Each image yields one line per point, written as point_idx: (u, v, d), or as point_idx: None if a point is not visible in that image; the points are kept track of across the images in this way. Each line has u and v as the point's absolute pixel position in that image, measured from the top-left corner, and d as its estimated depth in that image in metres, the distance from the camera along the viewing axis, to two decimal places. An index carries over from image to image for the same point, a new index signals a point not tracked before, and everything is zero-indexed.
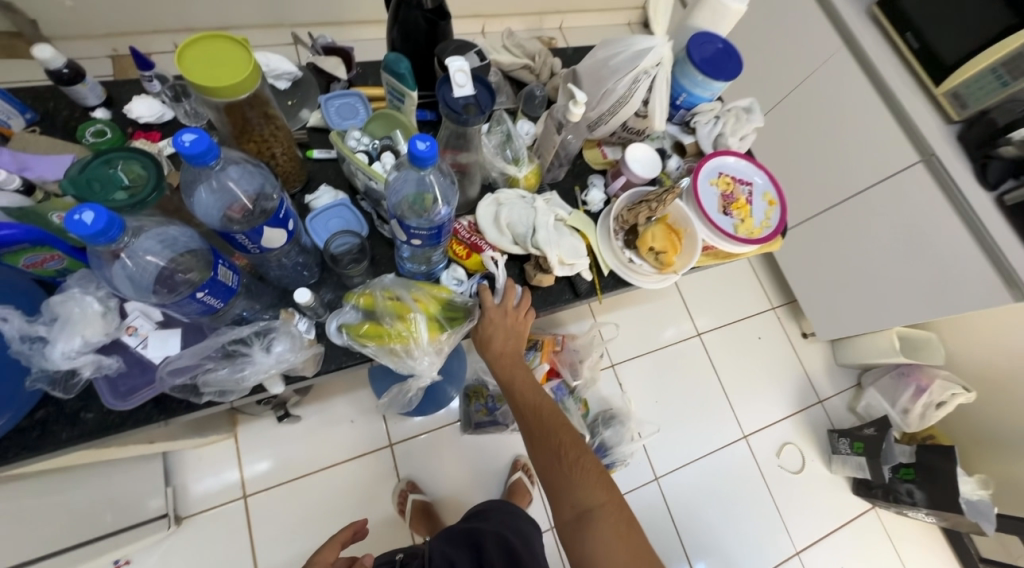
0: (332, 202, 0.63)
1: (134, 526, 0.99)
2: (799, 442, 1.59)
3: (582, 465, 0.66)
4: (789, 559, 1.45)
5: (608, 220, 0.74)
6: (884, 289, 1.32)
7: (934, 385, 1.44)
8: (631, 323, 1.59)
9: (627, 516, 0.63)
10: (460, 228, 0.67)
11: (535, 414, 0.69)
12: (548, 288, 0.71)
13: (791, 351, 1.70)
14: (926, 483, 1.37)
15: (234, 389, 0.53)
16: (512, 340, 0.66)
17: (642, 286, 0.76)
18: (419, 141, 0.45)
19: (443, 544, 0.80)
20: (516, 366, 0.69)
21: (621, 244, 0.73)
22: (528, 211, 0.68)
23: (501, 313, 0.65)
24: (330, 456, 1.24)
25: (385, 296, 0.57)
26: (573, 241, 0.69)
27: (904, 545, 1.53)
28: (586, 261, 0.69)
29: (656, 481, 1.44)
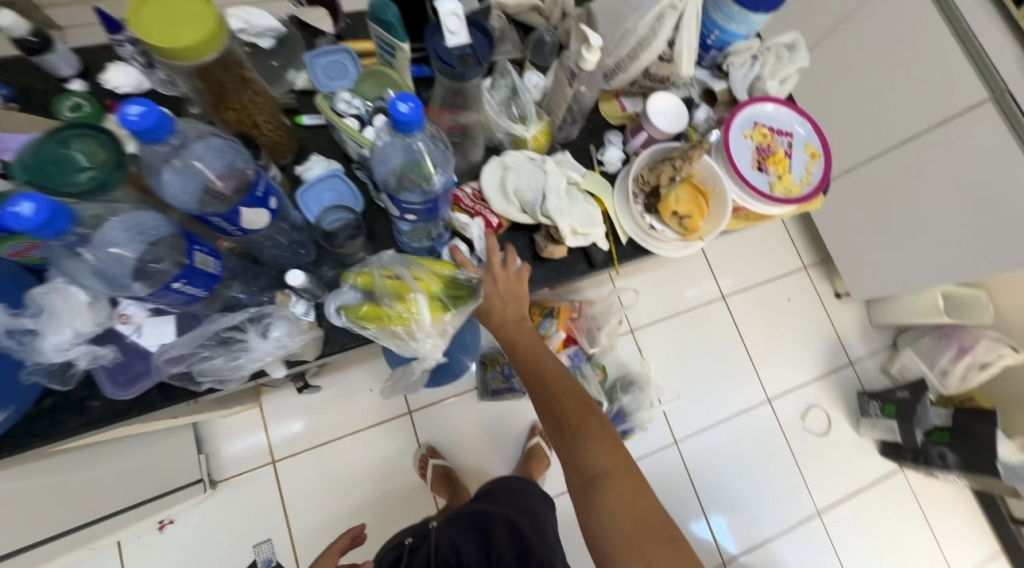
0: (328, 174, 0.59)
1: (172, 491, 1.05)
2: (826, 405, 1.54)
3: (588, 432, 0.63)
4: (811, 520, 1.45)
5: (627, 180, 0.67)
6: (934, 245, 1.21)
7: (979, 346, 1.35)
8: (652, 287, 1.53)
9: (633, 481, 0.61)
10: (462, 196, 0.62)
11: (538, 379, 0.65)
12: (561, 259, 0.66)
13: (822, 312, 1.62)
14: (962, 446, 1.32)
15: (233, 375, 0.53)
16: (511, 303, 0.62)
17: (663, 255, 0.69)
18: (401, 103, 0.40)
19: (450, 528, 0.81)
20: (520, 330, 0.65)
21: (641, 209, 0.67)
22: (537, 175, 0.62)
23: (489, 279, 0.61)
24: (352, 423, 1.27)
25: (384, 275, 0.54)
26: (588, 207, 0.64)
27: (931, 505, 1.51)
28: (601, 228, 0.64)
29: (675, 445, 1.43)
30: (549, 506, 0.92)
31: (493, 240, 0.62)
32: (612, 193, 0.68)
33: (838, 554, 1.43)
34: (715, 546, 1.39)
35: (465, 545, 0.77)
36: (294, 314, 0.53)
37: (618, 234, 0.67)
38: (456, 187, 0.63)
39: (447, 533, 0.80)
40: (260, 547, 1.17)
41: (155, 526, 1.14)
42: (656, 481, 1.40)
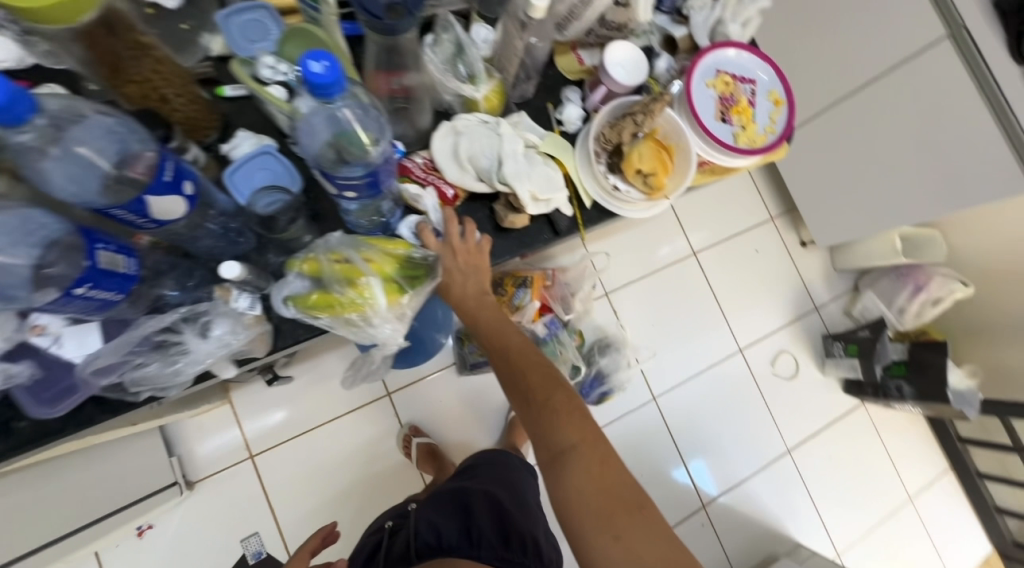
0: (257, 152, 0.53)
1: (145, 497, 1.02)
2: (794, 350, 1.61)
3: (555, 406, 0.62)
4: (782, 458, 1.54)
5: (588, 140, 0.64)
6: (892, 189, 1.24)
7: (933, 283, 1.42)
8: (624, 249, 1.52)
9: (601, 453, 0.61)
10: (413, 167, 0.58)
11: (503, 355, 0.64)
12: (524, 229, 0.63)
13: (789, 261, 1.65)
14: (917, 378, 1.40)
15: (177, 376, 0.52)
16: (472, 278, 0.60)
17: (630, 217, 0.67)
18: (313, 62, 0.39)
19: (429, 509, 0.83)
20: (482, 307, 0.63)
21: (604, 169, 0.64)
22: (491, 139, 0.59)
23: (449, 253, 0.58)
24: (330, 410, 1.25)
25: (331, 260, 0.49)
26: (547, 170, 0.61)
27: (889, 433, 1.62)
28: (563, 193, 0.61)
29: (653, 401, 1.47)
30: (528, 474, 0.96)
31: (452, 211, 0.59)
32: (573, 154, 0.65)
33: (807, 486, 1.54)
34: (695, 491, 1.46)
35: (444, 522, 0.78)
36: (235, 308, 0.51)
37: (583, 197, 0.64)
38: (405, 157, 0.59)
39: (426, 513, 0.81)
40: (248, 541, 1.16)
41: (134, 532, 1.11)
42: (637, 436, 1.45)
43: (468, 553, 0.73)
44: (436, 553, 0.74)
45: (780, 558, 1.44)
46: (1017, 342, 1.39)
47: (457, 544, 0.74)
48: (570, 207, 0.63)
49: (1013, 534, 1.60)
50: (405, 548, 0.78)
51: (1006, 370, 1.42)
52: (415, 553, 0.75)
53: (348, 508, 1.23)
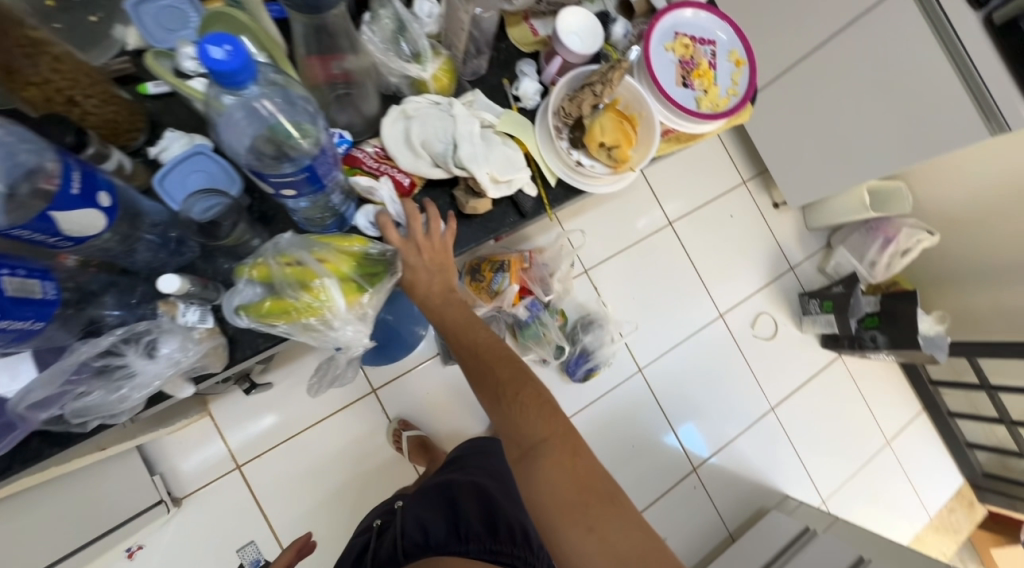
0: (187, 154, 0.55)
1: (129, 519, 0.99)
2: (772, 310, 1.64)
3: (524, 401, 0.63)
4: (766, 415, 1.58)
5: (547, 116, 0.61)
6: (857, 144, 1.25)
7: (901, 235, 1.45)
8: (600, 224, 1.51)
9: (571, 445, 0.62)
10: (363, 157, 0.56)
11: (471, 353, 0.64)
12: (488, 213, 0.61)
13: (763, 224, 1.67)
14: (889, 328, 1.45)
15: (124, 400, 0.54)
16: (436, 275, 0.60)
17: (597, 192, 0.65)
18: (213, 49, 0.38)
19: (417, 507, 0.84)
20: (447, 304, 0.63)
21: (566, 144, 0.62)
22: (444, 122, 0.57)
23: (414, 249, 0.57)
24: (316, 413, 1.23)
25: (282, 263, 0.48)
26: (505, 150, 0.59)
27: (866, 383, 1.68)
28: (524, 172, 0.59)
29: (639, 372, 1.49)
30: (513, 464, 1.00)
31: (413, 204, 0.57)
32: (534, 131, 0.62)
33: (791, 439, 1.59)
34: (685, 456, 1.49)
35: (431, 519, 0.79)
36: (184, 323, 0.53)
37: (546, 175, 0.62)
38: (355, 147, 0.56)
39: (413, 513, 0.82)
40: (245, 550, 1.15)
41: (124, 554, 1.08)
42: (625, 408, 1.47)
43: (455, 547, 0.72)
44: (423, 551, 0.73)
45: (770, 510, 1.49)
46: (981, 285, 1.44)
47: (444, 540, 0.73)
48: (533, 187, 0.61)
49: (982, 465, 1.69)
50: (392, 548, 0.77)
51: (972, 312, 1.48)
52: (401, 553, 0.75)
53: (343, 507, 1.22)
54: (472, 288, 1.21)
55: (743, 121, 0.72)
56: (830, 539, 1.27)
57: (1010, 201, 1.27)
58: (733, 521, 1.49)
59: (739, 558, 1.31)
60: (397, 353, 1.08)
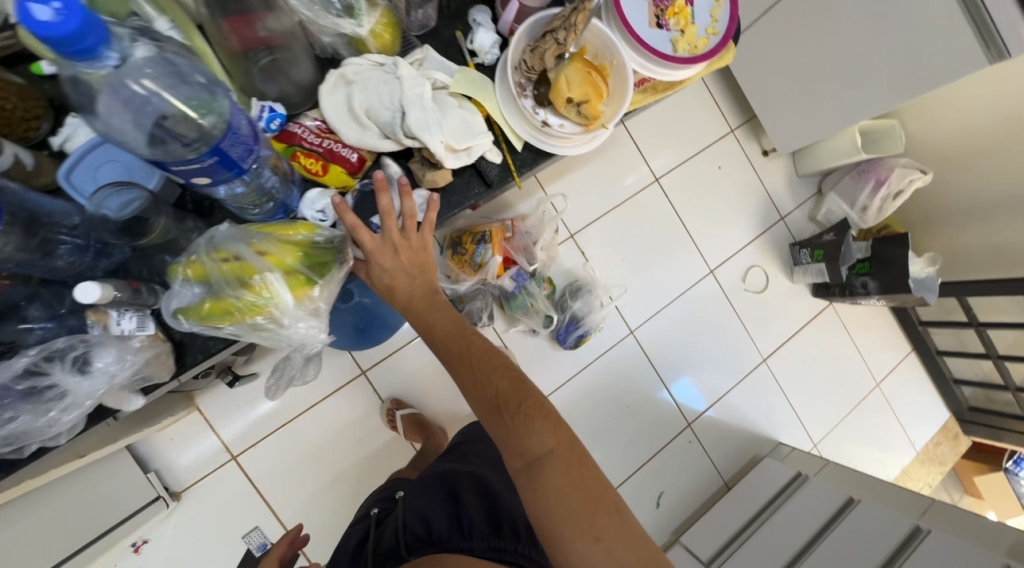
0: (91, 145, 0.58)
1: (126, 518, 0.99)
2: (763, 263, 1.61)
3: (526, 412, 0.61)
4: (758, 367, 1.59)
5: (507, 72, 0.58)
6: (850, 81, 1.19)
7: (893, 176, 1.41)
8: (585, 185, 1.45)
9: (577, 455, 0.60)
10: (303, 134, 0.58)
11: (464, 362, 0.64)
12: (451, 185, 0.61)
13: (752, 173, 1.62)
14: (880, 272, 1.43)
15: (65, 414, 0.55)
16: (416, 280, 0.64)
17: (570, 153, 0.62)
18: (44, 10, 0.38)
19: (417, 498, 0.89)
20: (433, 307, 0.65)
21: (532, 103, 0.59)
22: (389, 90, 0.56)
23: (389, 253, 0.61)
24: (307, 399, 1.21)
25: (218, 259, 0.51)
26: (461, 113, 0.58)
27: (856, 328, 1.69)
28: (484, 137, 0.57)
29: (631, 334, 1.48)
30: None
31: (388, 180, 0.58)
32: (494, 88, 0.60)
33: (782, 388, 1.61)
34: (678, 412, 1.51)
35: (433, 513, 0.84)
36: (119, 332, 0.55)
37: (512, 139, 0.60)
38: (292, 122, 0.58)
39: (414, 505, 0.87)
40: (250, 535, 1.16)
41: (129, 549, 1.09)
42: (618, 370, 1.47)
43: (459, 543, 0.78)
44: (425, 543, 0.80)
45: (763, 457, 1.53)
46: (970, 223, 1.42)
47: (447, 536, 0.80)
48: (498, 151, 0.59)
49: (967, 400, 1.74)
50: (395, 537, 0.83)
51: (962, 252, 1.46)
52: (405, 546, 0.81)
53: (344, 487, 1.23)
54: (455, 262, 1.20)
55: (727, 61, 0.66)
56: (822, 481, 1.31)
57: (1003, 133, 1.22)
58: (728, 471, 1.52)
59: (734, 504, 1.35)
60: (377, 337, 1.05)
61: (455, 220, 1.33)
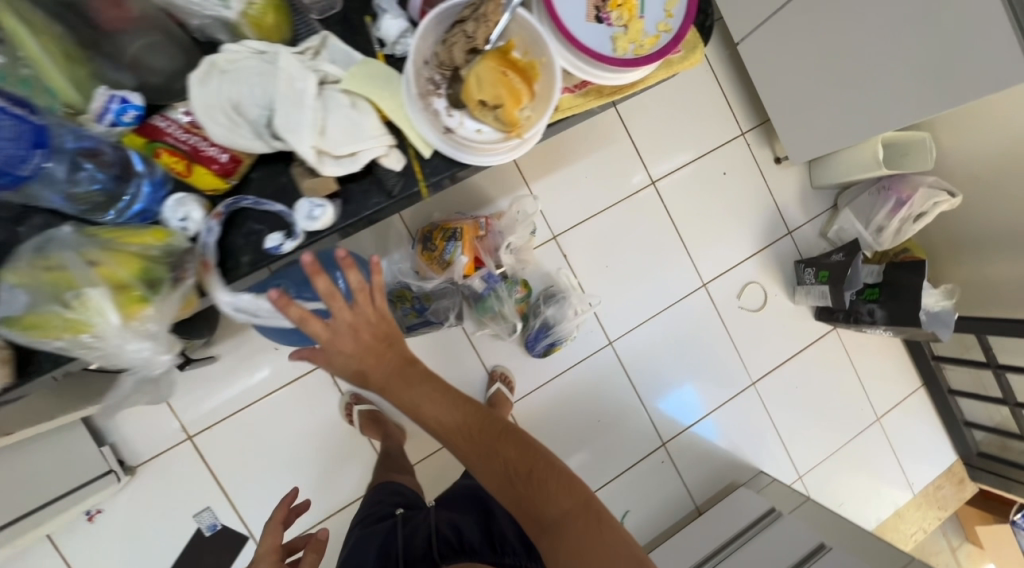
0: None
1: (77, 488, 1.02)
2: (763, 280, 1.50)
3: (537, 475, 0.72)
4: (746, 390, 1.50)
5: (413, 66, 0.61)
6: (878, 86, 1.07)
7: (916, 196, 1.28)
8: (571, 184, 1.38)
9: (588, 512, 0.72)
10: (170, 130, 0.63)
11: (463, 435, 0.74)
12: (349, 195, 0.66)
13: (760, 181, 1.49)
14: (890, 300, 1.30)
15: None
16: (374, 355, 0.74)
17: (491, 160, 0.65)
18: None
19: (448, 507, 0.97)
20: (411, 383, 0.74)
21: (446, 104, 0.63)
22: (265, 89, 0.62)
23: (347, 336, 0.73)
24: (266, 384, 1.22)
25: (45, 268, 0.60)
26: (346, 111, 0.63)
27: (861, 356, 1.57)
28: (365, 143, 0.63)
29: (609, 346, 1.41)
30: None
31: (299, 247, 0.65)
32: (388, 82, 0.64)
33: (770, 415, 1.52)
34: (654, 429, 1.44)
35: (463, 521, 0.93)
36: None
37: (416, 145, 0.64)
38: (161, 116, 0.63)
39: (444, 513, 0.95)
40: (201, 515, 1.18)
41: (84, 517, 1.13)
42: (593, 381, 1.40)
43: (489, 558, 0.86)
44: (456, 552, 0.88)
45: (740, 485, 1.45)
46: (997, 254, 1.27)
47: (478, 546, 0.88)
48: (404, 157, 0.66)
49: (977, 444, 1.60)
50: (425, 543, 0.90)
51: (984, 284, 1.32)
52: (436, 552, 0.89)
53: (296, 476, 1.23)
54: (424, 258, 1.17)
55: (681, 64, 0.69)
56: (796, 521, 1.23)
57: None
58: (701, 495, 1.45)
59: (700, 532, 1.30)
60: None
61: (431, 213, 1.28)
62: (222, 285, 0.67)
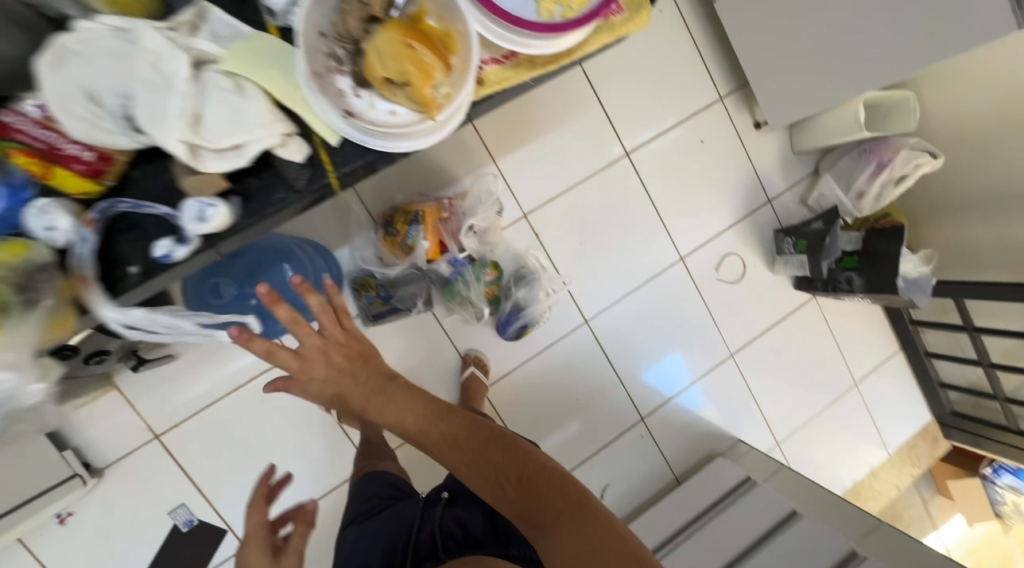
0: None
1: (41, 493, 1.00)
2: (741, 251, 1.47)
3: (525, 474, 0.70)
4: (725, 362, 1.49)
5: (307, 42, 0.58)
6: (864, 40, 1.01)
7: (897, 159, 1.24)
8: (542, 158, 1.32)
9: (581, 507, 0.68)
10: (25, 130, 0.58)
11: (449, 445, 0.73)
12: (249, 192, 0.64)
13: (740, 148, 1.43)
14: (869, 267, 1.27)
15: None
16: (349, 377, 0.74)
17: (403, 142, 0.62)
18: None
19: (454, 502, 0.94)
20: (390, 400, 0.74)
21: (353, 85, 0.62)
22: (129, 73, 0.58)
23: (321, 360, 0.74)
24: (233, 379, 1.19)
25: None
26: (223, 95, 0.60)
27: (839, 324, 1.56)
28: (246, 132, 0.60)
29: (586, 324, 1.39)
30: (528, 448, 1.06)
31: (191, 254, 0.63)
32: (270, 59, 0.61)
33: (749, 385, 1.52)
34: (631, 404, 1.44)
35: (468, 516, 0.89)
36: None
37: (321, 132, 0.62)
38: (15, 113, 0.58)
39: (450, 510, 0.90)
40: (176, 512, 1.18)
41: (55, 520, 1.12)
42: (570, 361, 1.39)
43: (496, 550, 0.81)
44: (461, 545, 0.83)
45: (718, 455, 1.47)
46: (977, 216, 1.25)
47: (484, 540, 0.84)
48: (307, 146, 0.63)
49: (951, 404, 1.62)
50: (430, 538, 0.86)
51: (965, 247, 1.30)
52: (441, 546, 0.84)
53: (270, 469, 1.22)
54: (387, 243, 1.12)
55: (619, 30, 0.68)
56: (771, 489, 1.25)
57: None
58: (679, 466, 1.47)
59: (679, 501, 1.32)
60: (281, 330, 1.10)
61: (393, 195, 1.23)
62: (105, 301, 0.63)
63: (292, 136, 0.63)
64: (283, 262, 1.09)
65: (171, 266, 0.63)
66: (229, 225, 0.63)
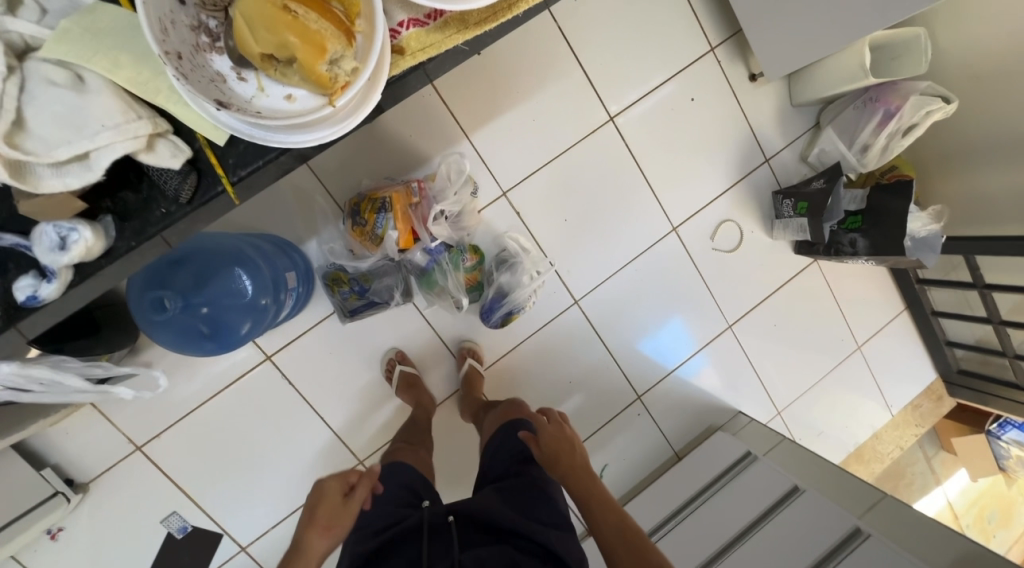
0: None
1: (24, 514, 0.98)
2: (738, 216, 1.38)
3: None
4: (723, 334, 1.44)
5: (166, 11, 0.54)
6: None
7: (906, 106, 1.12)
8: (519, 129, 1.21)
9: None
10: None
11: (618, 536, 0.84)
12: (126, 211, 0.61)
13: (734, 104, 1.32)
14: (875, 228, 1.19)
15: None
16: (562, 444, 0.96)
17: (298, 134, 0.58)
18: None
19: (470, 541, 0.84)
20: (591, 481, 0.92)
21: (233, 69, 0.58)
22: None
23: (553, 430, 0.99)
24: (208, 386, 1.14)
25: None
26: (58, 93, 0.55)
27: (842, 287, 1.50)
28: (100, 135, 0.55)
29: (575, 304, 1.32)
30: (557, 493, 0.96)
31: (49, 291, 0.59)
32: (116, 46, 0.57)
33: (748, 356, 1.46)
34: (628, 383, 1.39)
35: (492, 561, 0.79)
36: None
37: (204, 131, 0.59)
38: None
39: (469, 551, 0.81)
40: (169, 520, 1.16)
41: (46, 536, 1.10)
42: (561, 342, 1.33)
43: None
44: None
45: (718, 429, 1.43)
46: (988, 165, 1.16)
47: None
48: (183, 148, 0.60)
49: (958, 362, 1.57)
50: None
51: (974, 199, 1.20)
52: None
53: (258, 473, 1.19)
54: (356, 234, 1.04)
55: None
56: (773, 465, 1.22)
57: None
58: (680, 442, 1.44)
59: (677, 481, 1.31)
60: (241, 335, 1.04)
61: (359, 180, 1.14)
62: None
63: (159, 137, 0.59)
64: (235, 265, 1.01)
65: (39, 305, 0.60)
66: (95, 249, 0.58)
